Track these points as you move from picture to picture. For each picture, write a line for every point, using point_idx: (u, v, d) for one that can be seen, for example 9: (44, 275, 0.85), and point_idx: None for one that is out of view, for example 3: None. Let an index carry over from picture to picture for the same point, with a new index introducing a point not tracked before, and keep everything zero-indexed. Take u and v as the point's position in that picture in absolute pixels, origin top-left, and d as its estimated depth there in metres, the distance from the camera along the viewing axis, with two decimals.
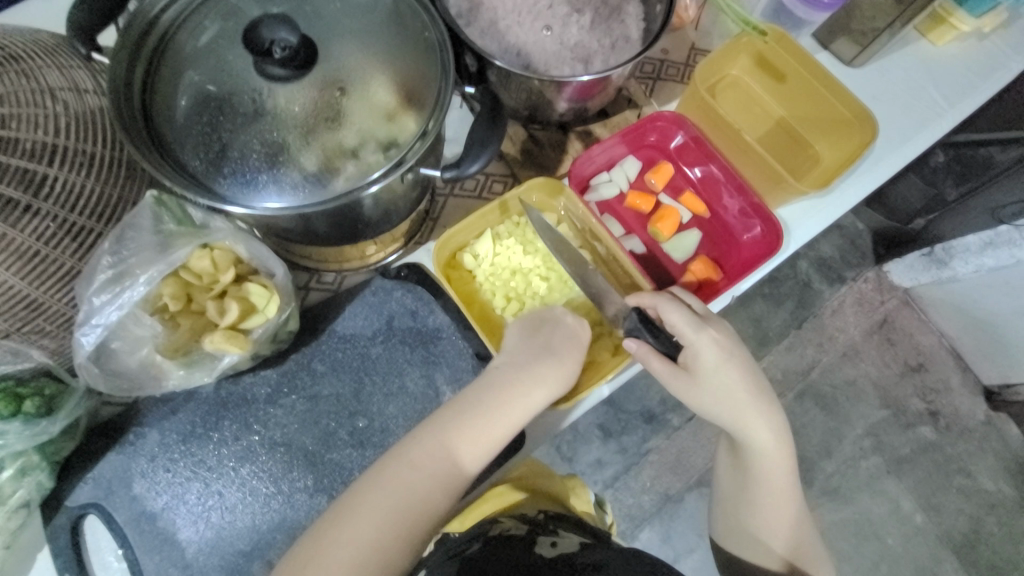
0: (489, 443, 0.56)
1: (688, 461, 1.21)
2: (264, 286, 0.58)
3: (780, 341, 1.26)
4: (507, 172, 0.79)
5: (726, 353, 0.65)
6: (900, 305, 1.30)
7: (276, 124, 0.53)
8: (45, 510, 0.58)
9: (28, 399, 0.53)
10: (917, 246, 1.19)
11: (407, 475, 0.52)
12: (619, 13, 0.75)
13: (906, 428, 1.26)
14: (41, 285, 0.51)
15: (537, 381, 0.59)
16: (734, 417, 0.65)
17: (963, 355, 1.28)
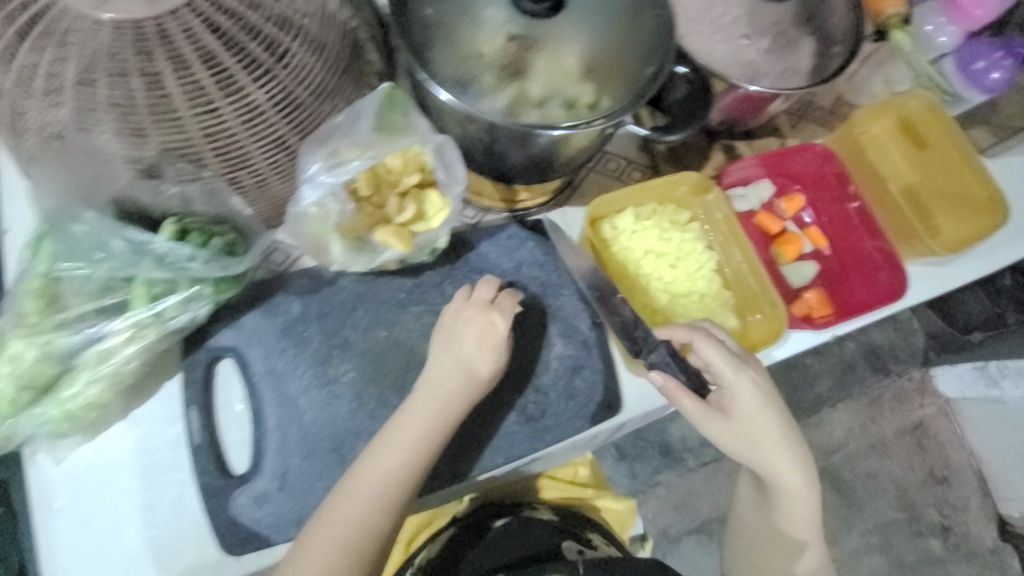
0: (439, 435, 0.58)
1: (693, 506, 1.22)
2: (441, 197, 0.62)
3: (811, 414, 1.25)
4: (648, 163, 0.83)
5: (758, 397, 0.65)
6: (937, 414, 1.30)
7: (499, 52, 0.59)
8: (187, 344, 0.62)
9: (216, 237, 0.59)
10: (967, 358, 1.23)
11: (366, 477, 0.55)
12: (794, 46, 0.79)
13: (917, 536, 1.27)
14: (254, 143, 0.56)
15: (453, 364, 0.59)
16: (760, 461, 0.66)
17: (987, 480, 1.29)
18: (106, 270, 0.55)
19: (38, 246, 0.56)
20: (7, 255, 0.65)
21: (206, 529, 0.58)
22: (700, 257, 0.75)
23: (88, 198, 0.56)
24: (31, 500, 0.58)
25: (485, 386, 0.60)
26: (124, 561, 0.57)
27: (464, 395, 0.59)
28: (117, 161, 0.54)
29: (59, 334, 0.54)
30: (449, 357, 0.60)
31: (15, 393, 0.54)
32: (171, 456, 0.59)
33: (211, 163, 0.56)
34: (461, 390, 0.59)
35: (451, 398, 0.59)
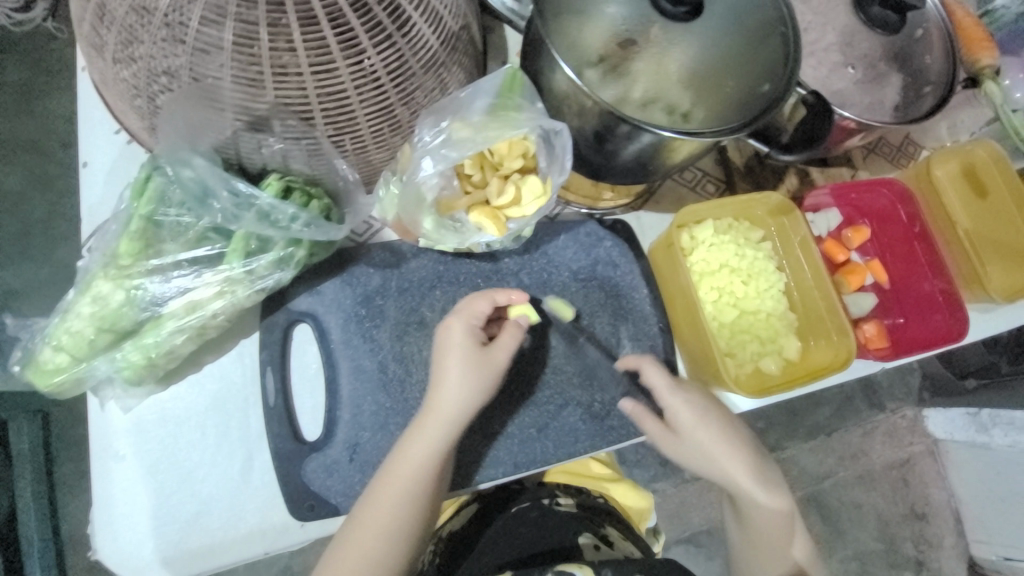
0: (431, 469, 0.55)
1: (686, 517, 1.19)
2: (542, 184, 0.61)
3: (806, 440, 1.26)
4: (722, 178, 0.83)
5: (698, 413, 0.65)
6: (925, 452, 1.30)
7: (621, 52, 0.62)
8: (267, 305, 0.61)
9: (315, 199, 0.57)
10: (961, 402, 1.23)
11: (362, 517, 0.54)
12: (883, 80, 0.79)
13: (892, 567, 1.27)
14: (363, 108, 0.53)
15: (446, 395, 0.57)
16: (710, 470, 0.66)
17: (964, 521, 1.30)
18: (210, 221, 0.54)
19: (143, 187, 0.54)
20: (82, 190, 0.63)
21: (278, 493, 0.58)
22: (770, 277, 0.75)
23: (196, 142, 0.53)
24: (92, 446, 0.56)
25: (475, 405, 0.57)
26: (183, 521, 0.56)
27: (452, 421, 0.56)
28: (228, 109, 0.50)
29: (148, 279, 0.53)
30: (442, 383, 0.57)
31: (95, 334, 0.53)
32: (241, 414, 0.59)
33: (318, 124, 0.52)
34: (449, 416, 0.56)
35: (440, 430, 0.56)
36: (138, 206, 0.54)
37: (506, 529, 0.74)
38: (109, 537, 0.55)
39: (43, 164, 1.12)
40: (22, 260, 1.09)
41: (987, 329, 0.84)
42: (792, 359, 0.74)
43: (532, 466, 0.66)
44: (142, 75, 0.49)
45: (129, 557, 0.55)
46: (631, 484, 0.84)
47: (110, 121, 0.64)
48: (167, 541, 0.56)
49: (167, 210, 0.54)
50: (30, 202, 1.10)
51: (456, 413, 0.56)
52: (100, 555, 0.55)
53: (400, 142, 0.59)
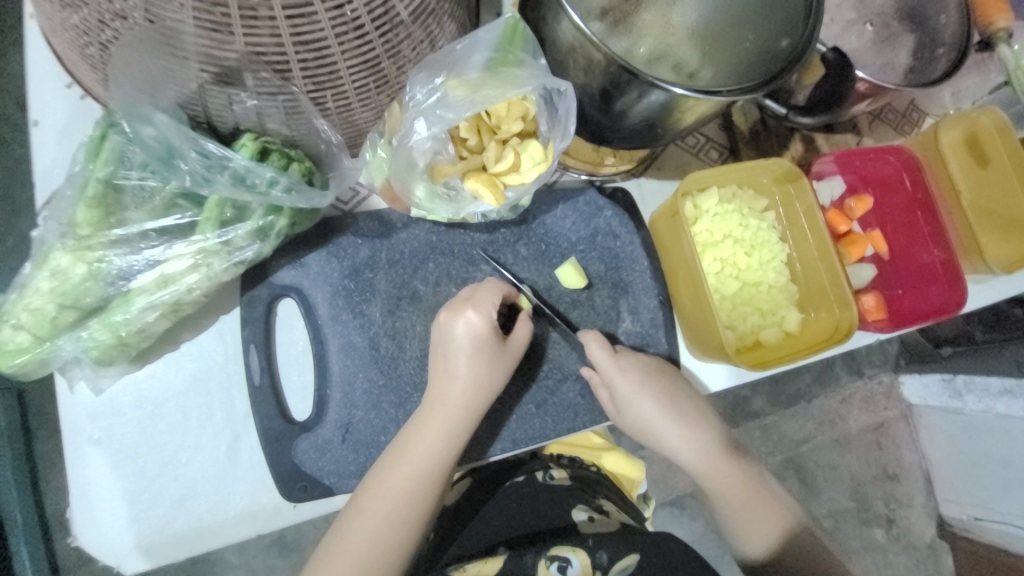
0: (444, 459, 0.55)
1: (671, 481, 1.20)
2: (543, 149, 0.56)
3: (787, 406, 1.28)
4: (726, 144, 0.79)
5: (636, 386, 0.62)
6: (898, 417, 1.34)
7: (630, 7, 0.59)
8: (248, 278, 0.57)
9: (295, 163, 0.52)
10: (940, 369, 1.26)
11: (371, 505, 0.53)
12: (894, 41, 0.76)
13: (863, 524, 1.32)
14: (346, 61, 0.46)
15: (456, 384, 0.56)
16: (658, 438, 0.66)
17: (933, 482, 1.35)
18: (179, 185, 0.49)
19: (98, 147, 0.48)
20: (33, 152, 0.56)
21: (267, 475, 0.56)
22: (773, 248, 0.73)
23: (157, 96, 0.47)
24: (63, 429, 0.53)
25: (486, 399, 0.57)
26: (168, 506, 0.53)
27: (465, 412, 0.56)
28: (192, 58, 0.44)
29: (112, 252, 0.48)
30: (453, 371, 0.56)
31: (55, 313, 0.48)
32: (224, 393, 0.56)
33: (295, 78, 0.46)
34: (463, 404, 0.56)
35: (451, 423, 0.56)
36: (95, 168, 0.48)
37: (501, 507, 0.72)
38: (88, 524, 0.52)
39: None
40: None
41: (981, 301, 0.84)
42: (792, 331, 0.73)
43: (532, 442, 0.65)
44: (91, 17, 0.42)
45: (110, 544, 0.53)
46: (621, 453, 0.84)
47: (61, 74, 0.57)
48: (150, 526, 0.53)
49: (128, 173, 0.49)
50: None
51: (461, 402, 0.56)
52: (79, 542, 0.53)
53: (388, 101, 0.53)
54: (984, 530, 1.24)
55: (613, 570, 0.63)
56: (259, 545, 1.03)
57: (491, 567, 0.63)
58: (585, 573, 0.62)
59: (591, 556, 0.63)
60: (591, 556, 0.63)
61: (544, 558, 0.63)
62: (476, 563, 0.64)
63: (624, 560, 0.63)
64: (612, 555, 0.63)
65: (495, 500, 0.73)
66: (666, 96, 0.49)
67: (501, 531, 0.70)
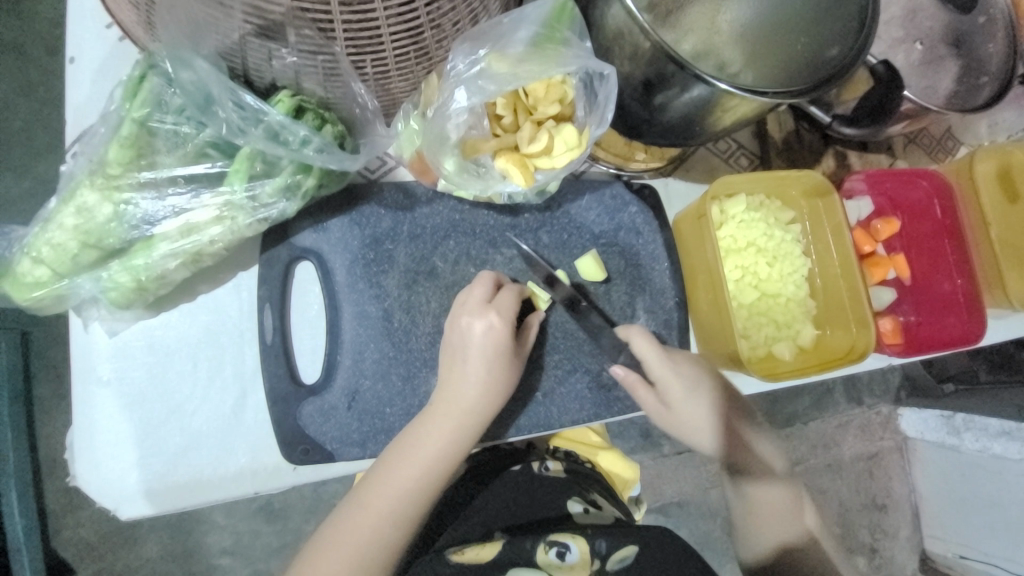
0: (452, 456, 0.55)
1: (659, 488, 1.20)
2: (577, 135, 0.55)
3: (785, 426, 1.27)
4: (758, 152, 0.78)
5: (684, 385, 0.63)
6: (893, 448, 1.33)
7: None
8: (269, 236, 0.57)
9: (330, 124, 0.52)
10: (939, 406, 1.25)
11: (379, 497, 0.53)
12: (939, 64, 0.75)
13: (848, 552, 1.31)
14: (389, 27, 0.45)
15: (470, 385, 0.55)
16: (691, 429, 0.66)
17: (921, 517, 1.35)
18: (212, 134, 0.48)
19: (136, 88, 0.48)
20: (66, 89, 0.56)
21: (270, 435, 0.56)
22: (796, 261, 0.73)
23: (198, 42, 0.46)
24: (73, 367, 0.53)
25: (496, 400, 0.56)
26: (170, 454, 0.53)
27: (478, 415, 0.55)
28: (237, 7, 0.42)
29: (139, 195, 0.48)
30: (473, 367, 0.56)
31: (78, 250, 0.48)
32: (235, 349, 0.56)
33: (337, 39, 0.45)
34: (473, 405, 0.55)
35: (461, 424, 0.55)
36: (130, 108, 0.47)
37: (496, 494, 0.72)
38: (88, 465, 0.52)
39: (25, 70, 1.02)
40: None
41: (997, 336, 0.82)
42: (805, 347, 0.72)
43: (534, 430, 0.65)
44: None
45: (110, 487, 0.52)
46: (617, 453, 0.85)
47: (101, 13, 0.56)
48: (151, 473, 0.53)
49: (163, 117, 0.48)
50: (10, 105, 1.02)
51: (471, 401, 0.55)
52: (77, 481, 0.52)
53: (425, 72, 0.52)
54: (967, 568, 1.24)
55: (612, 560, 0.64)
56: (246, 510, 1.04)
57: (489, 551, 0.64)
58: (584, 560, 0.64)
59: (590, 543, 0.64)
60: (590, 544, 0.64)
61: (542, 543, 0.64)
62: (475, 547, 0.64)
63: (621, 550, 0.65)
64: (611, 544, 0.65)
65: (487, 489, 0.73)
66: (709, 91, 0.48)
67: (496, 518, 0.70)
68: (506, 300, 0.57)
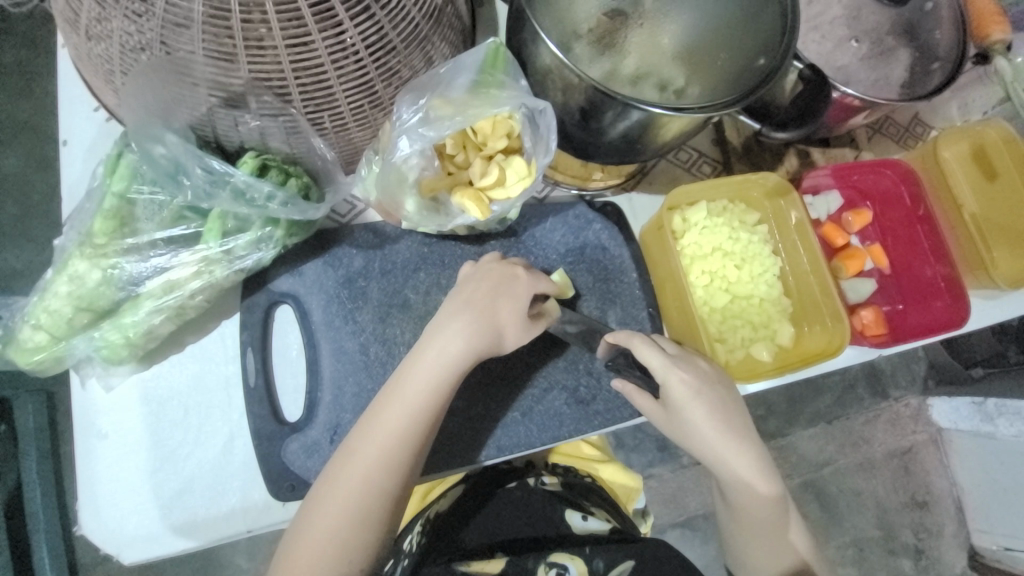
0: (445, 385, 0.54)
1: (683, 500, 1.18)
2: (526, 165, 0.59)
3: (804, 427, 1.24)
4: (720, 158, 0.80)
5: (693, 386, 0.60)
6: (927, 441, 1.29)
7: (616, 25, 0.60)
8: (249, 285, 0.61)
9: (293, 178, 0.56)
10: (967, 391, 1.21)
11: (393, 414, 0.53)
12: (889, 55, 0.76)
13: (890, 554, 1.26)
14: (341, 84, 0.50)
15: (447, 333, 0.55)
16: (693, 443, 0.62)
17: (965, 510, 1.29)
18: (183, 199, 0.53)
19: (115, 164, 0.53)
20: (62, 170, 0.62)
21: (259, 474, 0.58)
22: (765, 261, 0.73)
23: (170, 119, 0.51)
24: (74, 422, 0.57)
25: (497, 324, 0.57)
26: (167, 499, 0.56)
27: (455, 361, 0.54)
28: (202, 84, 0.48)
29: (124, 259, 0.53)
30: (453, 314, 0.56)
31: (72, 314, 0.52)
32: (223, 392, 0.59)
33: (295, 100, 0.50)
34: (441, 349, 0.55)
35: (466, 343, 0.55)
36: (112, 182, 0.52)
37: (493, 512, 0.73)
38: (92, 515, 0.56)
39: (41, 148, 1.12)
40: (22, 243, 1.09)
41: (989, 318, 0.81)
42: (784, 345, 0.72)
43: (517, 450, 0.66)
44: (114, 50, 0.47)
45: (112, 534, 0.56)
46: (619, 464, 0.85)
47: (88, 99, 0.63)
48: (149, 517, 0.56)
49: (140, 187, 0.53)
50: (30, 186, 1.11)
51: (470, 318, 0.56)
52: (83, 531, 0.56)
53: (381, 120, 0.57)
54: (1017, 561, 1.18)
55: (612, 574, 0.65)
56: (270, 550, 1.07)
57: (495, 565, 0.65)
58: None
59: (588, 562, 0.65)
60: (588, 564, 0.65)
61: (544, 562, 0.65)
62: (479, 559, 0.66)
63: (620, 565, 0.65)
64: (608, 561, 0.65)
65: (487, 509, 0.74)
66: (641, 113, 0.51)
67: (496, 534, 0.71)
68: (518, 265, 0.61)
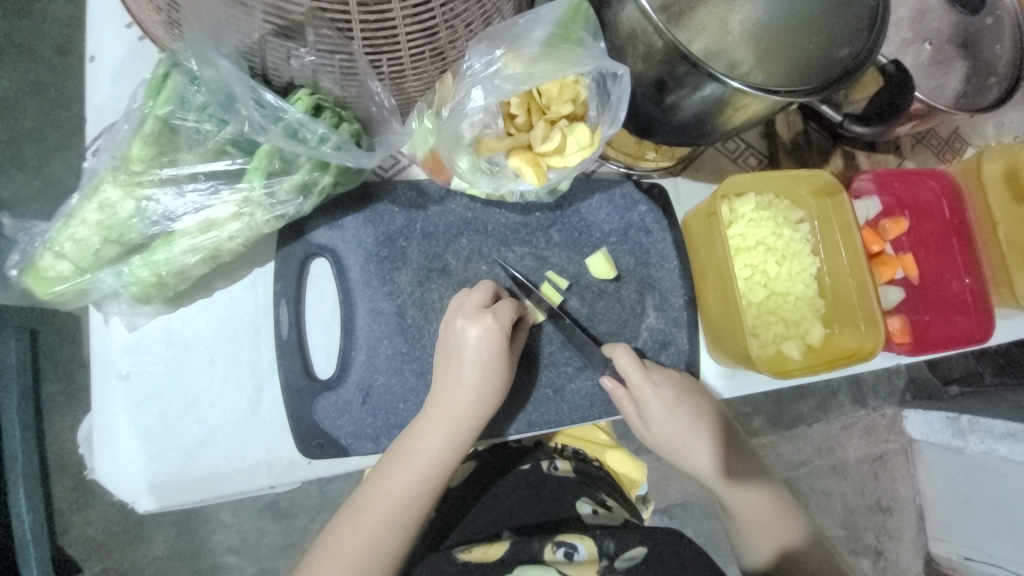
0: (467, 430, 0.56)
1: (665, 489, 1.20)
2: (590, 134, 0.56)
3: (791, 428, 1.27)
4: (768, 152, 0.78)
5: (667, 399, 0.64)
6: (899, 451, 1.33)
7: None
8: (286, 233, 0.58)
9: (347, 123, 0.52)
10: (945, 407, 1.24)
11: (416, 455, 0.55)
12: (948, 65, 0.75)
13: (853, 554, 1.31)
14: (405, 27, 0.45)
15: (463, 390, 0.56)
16: (672, 445, 0.67)
17: (926, 519, 1.35)
18: (233, 132, 0.49)
19: (160, 86, 0.49)
20: (87, 88, 0.57)
21: (286, 429, 0.56)
22: (804, 260, 0.73)
23: (220, 42, 0.46)
24: (93, 361, 0.54)
25: (501, 375, 0.57)
26: (184, 449, 0.54)
27: (471, 417, 0.56)
28: (256, 8, 0.43)
29: (161, 191, 0.49)
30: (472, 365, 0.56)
31: (100, 245, 0.49)
32: (251, 343, 0.57)
33: (355, 40, 0.45)
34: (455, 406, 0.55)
35: (488, 394, 0.57)
36: (155, 106, 0.48)
37: (504, 493, 0.73)
38: (107, 457, 0.53)
39: (35, 69, 1.03)
40: (10, 168, 1.02)
41: (1000, 337, 0.83)
42: (814, 345, 0.72)
43: (547, 426, 0.65)
44: None
45: (126, 479, 0.53)
46: (626, 452, 0.84)
47: (121, 13, 0.57)
48: (167, 466, 0.54)
49: (185, 115, 0.49)
50: (22, 108, 1.03)
51: (484, 369, 0.56)
52: (96, 474, 0.53)
53: (440, 71, 0.54)
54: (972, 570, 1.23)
55: (621, 558, 0.63)
56: (252, 508, 1.05)
57: (496, 551, 0.64)
58: (591, 558, 0.63)
59: (597, 544, 0.64)
60: (597, 544, 0.64)
61: (550, 543, 0.64)
62: (481, 546, 0.64)
63: (631, 550, 0.63)
64: (618, 544, 0.63)
65: (497, 489, 0.73)
66: (723, 88, 0.48)
67: (506, 516, 0.70)
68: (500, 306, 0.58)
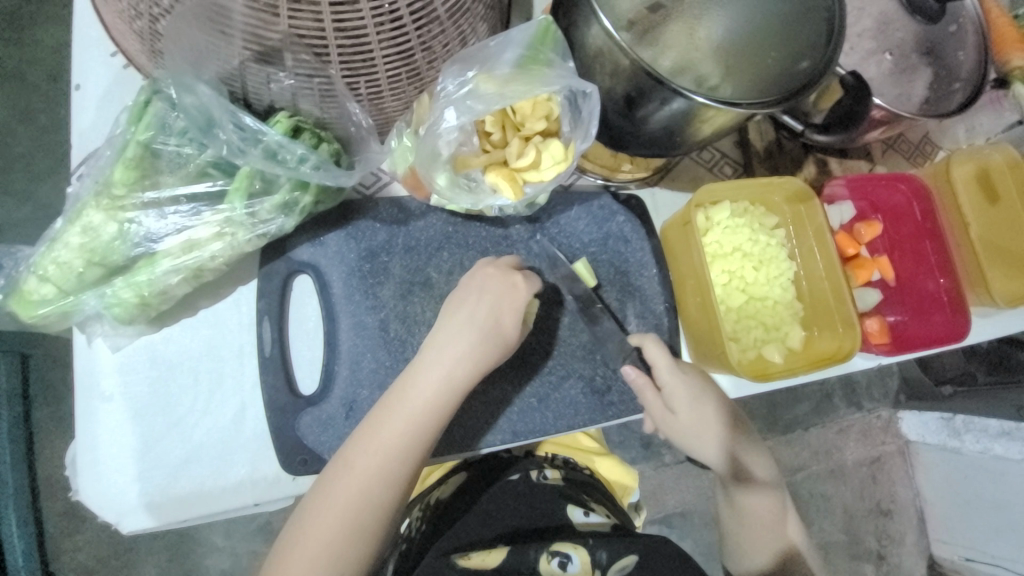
0: (452, 404, 0.54)
1: (662, 498, 1.20)
2: (564, 148, 0.58)
3: (785, 432, 1.27)
4: (741, 160, 0.80)
5: (692, 389, 0.64)
6: (896, 452, 1.33)
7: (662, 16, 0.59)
8: (269, 251, 0.59)
9: (325, 143, 0.54)
10: (936, 408, 1.26)
11: (400, 428, 0.53)
12: (912, 72, 0.77)
13: (854, 558, 1.30)
14: (381, 49, 0.47)
15: (450, 361, 0.55)
16: (686, 438, 0.67)
17: (926, 520, 1.34)
18: (213, 154, 0.51)
19: (141, 112, 0.50)
20: (72, 115, 0.58)
21: (270, 446, 0.57)
22: (781, 264, 0.74)
23: (200, 69, 0.48)
24: (77, 383, 0.54)
25: (491, 349, 0.56)
26: (169, 467, 0.54)
27: (457, 392, 0.55)
28: (237, 36, 0.45)
29: (143, 214, 0.50)
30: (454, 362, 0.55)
31: (83, 268, 0.50)
32: (235, 361, 0.57)
33: (333, 62, 0.47)
34: (438, 402, 0.54)
35: (475, 368, 0.55)
36: (136, 131, 0.50)
37: (494, 502, 0.73)
38: (92, 479, 0.53)
39: (27, 97, 1.05)
40: (0, 194, 1.03)
41: (980, 335, 0.84)
42: (795, 348, 0.73)
43: (531, 436, 0.66)
44: None
45: (110, 501, 0.53)
46: (615, 460, 0.85)
47: (106, 43, 0.59)
48: (152, 486, 0.54)
49: (167, 139, 0.50)
50: (12, 135, 1.04)
51: (473, 341, 0.56)
52: (80, 496, 0.53)
53: (417, 93, 0.55)
54: (974, 571, 1.22)
55: (613, 569, 0.63)
56: (246, 529, 1.04)
57: (495, 557, 0.63)
58: (585, 570, 0.62)
59: (591, 553, 0.63)
60: (590, 554, 0.63)
61: (544, 552, 0.63)
62: (479, 552, 0.63)
63: (623, 559, 0.63)
64: (612, 553, 0.64)
65: (488, 498, 0.73)
66: (686, 102, 0.50)
67: (495, 525, 0.70)
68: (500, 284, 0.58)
